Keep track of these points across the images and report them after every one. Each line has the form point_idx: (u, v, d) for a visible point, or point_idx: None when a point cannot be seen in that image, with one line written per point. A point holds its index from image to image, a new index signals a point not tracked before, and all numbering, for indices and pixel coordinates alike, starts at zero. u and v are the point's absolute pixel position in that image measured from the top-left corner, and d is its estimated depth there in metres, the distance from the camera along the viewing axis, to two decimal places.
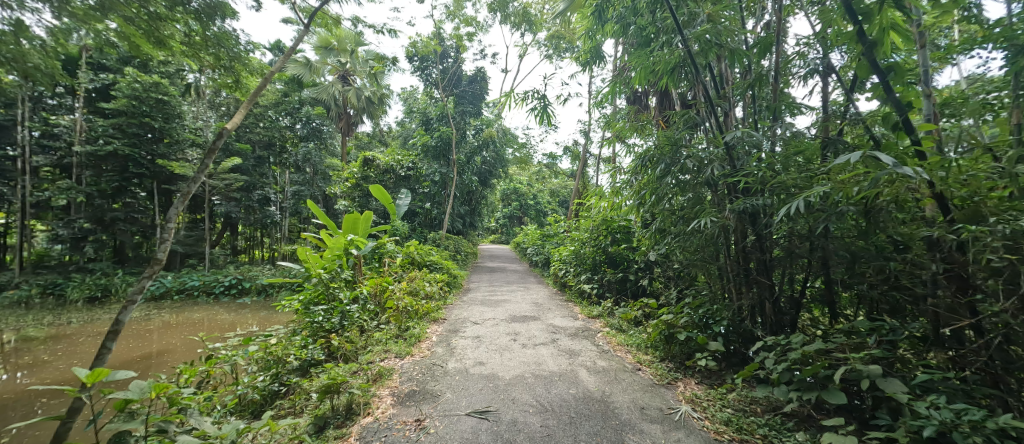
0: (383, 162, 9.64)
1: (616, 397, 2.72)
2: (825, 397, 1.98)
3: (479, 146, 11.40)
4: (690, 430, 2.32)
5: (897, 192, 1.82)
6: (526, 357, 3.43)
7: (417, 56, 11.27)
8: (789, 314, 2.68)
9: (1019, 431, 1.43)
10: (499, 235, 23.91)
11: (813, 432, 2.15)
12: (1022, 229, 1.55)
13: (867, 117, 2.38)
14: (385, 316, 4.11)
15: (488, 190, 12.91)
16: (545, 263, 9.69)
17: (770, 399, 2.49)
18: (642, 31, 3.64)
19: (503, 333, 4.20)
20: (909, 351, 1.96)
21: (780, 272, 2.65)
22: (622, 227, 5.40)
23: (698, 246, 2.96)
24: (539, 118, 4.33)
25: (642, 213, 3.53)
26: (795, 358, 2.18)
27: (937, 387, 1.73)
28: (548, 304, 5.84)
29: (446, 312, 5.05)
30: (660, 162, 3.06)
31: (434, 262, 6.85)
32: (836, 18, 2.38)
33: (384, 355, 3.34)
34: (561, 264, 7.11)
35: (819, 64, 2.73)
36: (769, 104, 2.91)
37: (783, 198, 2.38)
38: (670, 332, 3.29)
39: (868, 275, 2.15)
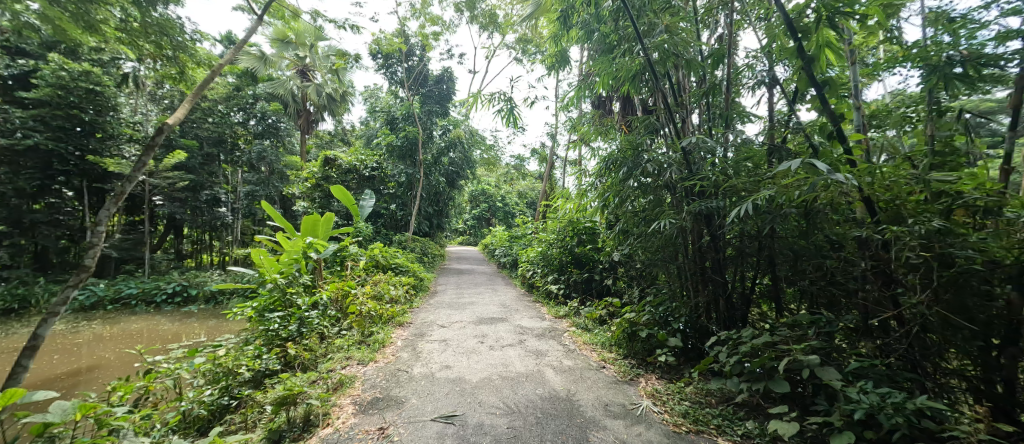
0: (345, 161, 9.28)
1: (581, 395, 2.77)
2: (771, 386, 2.12)
3: (446, 146, 11.25)
4: (651, 424, 2.40)
5: (832, 196, 1.98)
6: (493, 359, 3.43)
7: (380, 53, 10.96)
8: (740, 310, 2.85)
9: (932, 410, 1.60)
10: (467, 236, 23.74)
11: (761, 420, 2.30)
12: (933, 230, 1.74)
13: (808, 126, 2.58)
14: (348, 322, 3.97)
15: (456, 191, 12.76)
16: (513, 264, 9.72)
17: (724, 390, 2.63)
18: (606, 38, 3.74)
19: (470, 335, 4.17)
20: (844, 340, 2.13)
21: (733, 270, 2.81)
22: (587, 228, 5.52)
23: (658, 246, 3.09)
24: (506, 119, 4.35)
25: (606, 215, 3.63)
26: (745, 351, 2.32)
27: (867, 374, 1.90)
28: (515, 305, 5.86)
29: (412, 316, 4.95)
30: (623, 165, 3.16)
31: (399, 265, 6.69)
32: (780, 34, 2.57)
33: (346, 363, 3.22)
34: (529, 265, 7.15)
35: (765, 76, 2.93)
36: (723, 112, 3.09)
37: (734, 200, 2.53)
38: (632, 330, 3.41)
39: (809, 271, 2.33)
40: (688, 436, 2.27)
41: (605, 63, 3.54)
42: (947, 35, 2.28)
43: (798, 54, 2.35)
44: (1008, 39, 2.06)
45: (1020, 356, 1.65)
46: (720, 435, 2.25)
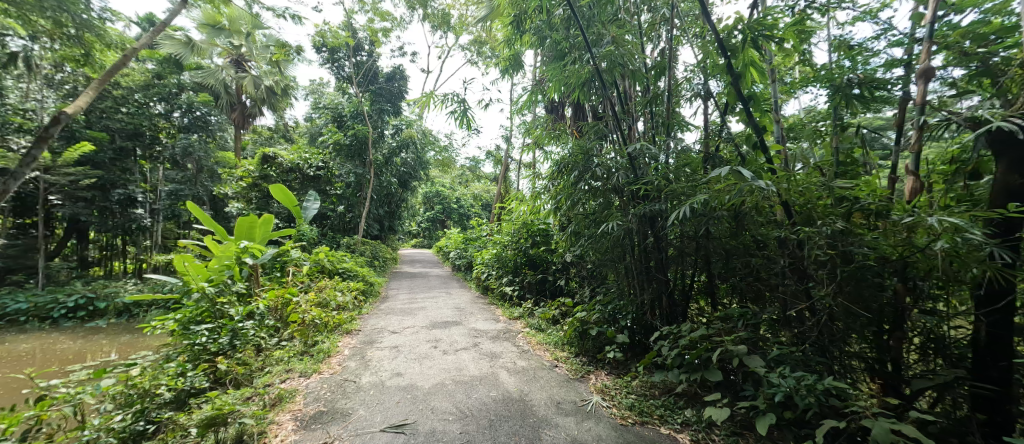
0: (286, 159, 8.60)
1: (534, 395, 2.81)
2: (707, 376, 2.29)
3: (398, 146, 10.91)
4: (600, 419, 2.50)
5: (756, 201, 2.18)
6: (446, 363, 3.38)
7: (326, 46, 10.41)
8: (680, 305, 3.04)
9: (837, 389, 1.81)
10: (421, 239, 23.19)
11: (698, 408, 2.47)
12: (837, 231, 1.98)
13: (737, 136, 2.83)
14: (288, 331, 3.71)
15: (408, 193, 12.41)
16: (468, 267, 9.63)
17: (666, 382, 2.79)
18: (558, 45, 3.84)
19: (423, 340, 4.08)
20: (767, 331, 2.36)
21: (674, 269, 2.99)
22: (541, 230, 5.62)
23: (606, 247, 3.23)
24: (459, 121, 4.31)
25: (559, 217, 3.73)
26: (685, 344, 2.48)
27: (786, 359, 2.11)
28: (470, 309, 5.81)
29: (361, 323, 4.74)
30: (574, 168, 3.28)
31: (347, 270, 6.37)
32: (713, 51, 2.80)
33: (285, 376, 3.01)
34: (484, 267, 7.14)
35: (701, 89, 3.18)
36: (665, 121, 3.29)
37: (675, 204, 2.71)
38: (583, 328, 3.54)
39: (739, 268, 2.54)
40: (634, 428, 2.39)
41: (556, 69, 3.66)
42: (847, 60, 2.60)
43: (727, 71, 2.58)
44: (893, 67, 2.39)
45: (904, 338, 1.92)
46: (663, 425, 2.39)
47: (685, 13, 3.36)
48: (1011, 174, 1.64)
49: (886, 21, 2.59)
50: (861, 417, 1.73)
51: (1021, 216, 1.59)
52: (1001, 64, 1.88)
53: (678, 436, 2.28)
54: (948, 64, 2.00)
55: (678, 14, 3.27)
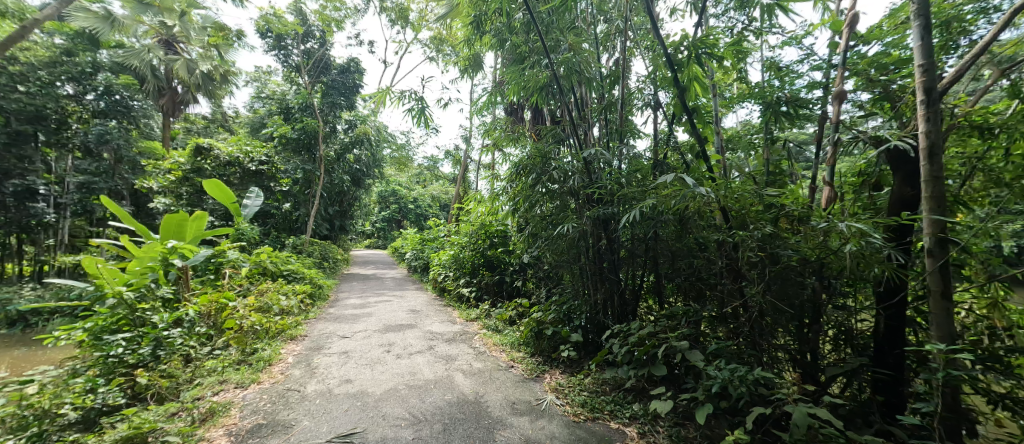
0: (223, 152, 7.81)
1: (489, 397, 2.82)
2: (653, 371, 2.42)
3: (352, 142, 10.55)
4: (553, 417, 2.55)
5: (698, 206, 2.34)
6: (400, 368, 3.29)
7: (271, 32, 9.76)
8: (631, 305, 3.19)
9: (764, 379, 1.99)
10: (375, 239, 22.45)
11: (644, 402, 2.61)
12: (767, 235, 2.17)
13: (683, 146, 3.03)
14: (223, 339, 3.43)
15: (362, 191, 11.94)
16: (425, 269, 9.44)
17: (616, 378, 2.91)
18: (517, 49, 3.89)
19: (376, 345, 3.94)
20: (707, 326, 2.53)
21: (625, 270, 3.13)
22: (499, 232, 5.64)
23: (562, 249, 3.31)
24: (416, 119, 4.22)
25: (517, 219, 3.77)
26: (633, 341, 2.61)
27: (723, 353, 2.28)
28: (425, 311, 5.69)
29: (307, 328, 4.48)
30: (532, 171, 3.33)
31: (292, 272, 5.99)
32: (661, 64, 2.97)
33: (219, 388, 2.78)
34: (441, 269, 7.03)
35: (651, 99, 3.34)
36: (618, 128, 3.44)
37: (626, 207, 2.84)
38: (539, 329, 3.60)
39: (683, 269, 2.71)
40: (586, 424, 2.46)
41: (515, 72, 3.71)
42: (777, 80, 2.86)
43: (673, 84, 2.75)
44: (814, 88, 2.67)
45: (820, 330, 2.15)
46: (613, 419, 2.49)
47: (637, 26, 3.54)
48: (905, 186, 1.90)
49: (808, 47, 2.88)
50: (784, 403, 1.91)
51: (912, 223, 1.84)
52: (898, 90, 2.16)
53: (627, 430, 2.38)
54: (857, 88, 2.27)
55: (631, 27, 3.44)
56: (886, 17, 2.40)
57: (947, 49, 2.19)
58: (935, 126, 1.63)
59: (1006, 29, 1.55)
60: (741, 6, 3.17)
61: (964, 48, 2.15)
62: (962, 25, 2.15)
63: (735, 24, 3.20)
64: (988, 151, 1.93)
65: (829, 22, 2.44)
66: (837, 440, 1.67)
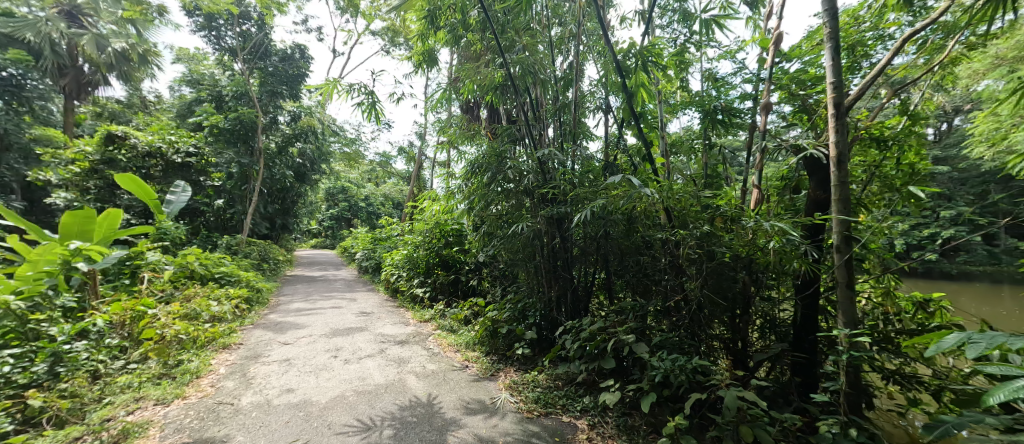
0: (142, 141, 6.98)
1: (443, 398, 2.78)
2: (603, 364, 2.52)
3: (294, 135, 9.99)
4: (506, 414, 2.57)
5: (645, 207, 2.46)
6: (348, 374, 3.14)
7: (200, 11, 8.89)
8: (583, 301, 3.28)
9: (702, 368, 2.13)
10: (323, 238, 21.43)
11: (594, 394, 2.70)
12: (706, 234, 2.32)
13: (631, 149, 3.18)
14: (140, 351, 3.07)
15: (307, 187, 11.26)
16: (376, 269, 9.12)
17: (568, 373, 2.99)
18: (472, 47, 3.88)
19: (322, 350, 3.74)
20: (652, 320, 2.68)
21: (578, 268, 3.22)
22: (454, 231, 5.57)
23: (517, 248, 3.33)
24: (366, 114, 4.04)
25: (472, 218, 3.74)
26: (585, 337, 2.70)
27: (666, 344, 2.42)
28: (377, 313, 5.49)
29: (243, 335, 4.15)
30: (487, 169, 3.33)
31: (225, 274, 5.50)
32: (612, 69, 3.10)
33: (135, 406, 2.48)
34: (393, 268, 6.82)
35: (603, 103, 3.47)
36: (571, 130, 3.53)
37: (578, 207, 2.93)
38: (494, 327, 3.61)
39: (631, 266, 2.83)
40: (539, 420, 2.51)
41: (470, 70, 3.69)
42: (714, 90, 3.08)
43: (621, 89, 2.87)
44: (745, 99, 2.90)
45: (749, 320, 2.35)
46: (564, 413, 2.56)
47: (590, 32, 3.66)
48: (819, 190, 2.12)
49: (740, 61, 3.13)
50: (718, 388, 2.06)
51: (824, 223, 2.07)
52: (814, 104, 2.42)
53: (578, 422, 2.45)
54: (781, 101, 2.52)
55: (584, 32, 3.55)
56: (805, 38, 2.68)
57: (852, 69, 2.48)
58: (843, 137, 1.84)
59: (898, 55, 1.77)
60: (683, 18, 3.38)
61: (866, 70, 2.46)
62: (865, 49, 2.45)
63: (679, 35, 3.41)
64: (884, 160, 2.22)
65: (759, 40, 2.67)
66: (763, 420, 1.83)
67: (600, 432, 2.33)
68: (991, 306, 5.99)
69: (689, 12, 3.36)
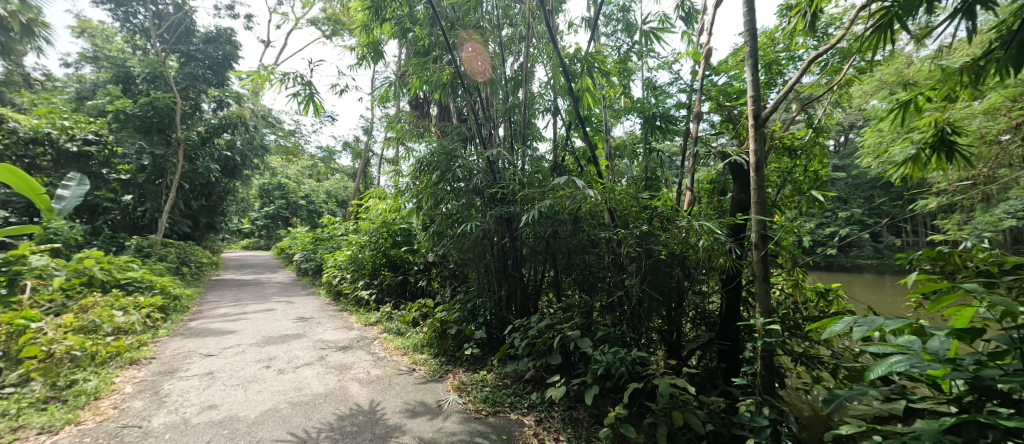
0: (25, 127, 5.97)
1: (387, 404, 2.68)
2: (549, 360, 2.58)
3: (221, 125, 9.02)
4: (454, 416, 2.54)
5: (590, 207, 2.55)
6: (282, 385, 2.92)
7: None
8: (533, 299, 3.33)
9: (640, 359, 2.25)
10: (256, 239, 19.82)
11: (541, 390, 2.75)
12: (646, 232, 2.45)
13: (578, 151, 3.29)
14: (20, 373, 2.62)
15: (237, 183, 10.32)
16: (317, 271, 8.57)
17: (517, 371, 3.02)
18: (420, 42, 3.79)
19: (251, 360, 3.44)
20: (596, 315, 2.78)
21: (528, 266, 3.27)
22: (403, 230, 5.39)
23: (466, 247, 3.31)
24: (304, 106, 3.79)
25: (421, 217, 3.63)
26: (532, 334, 2.74)
27: (608, 338, 2.52)
28: (317, 318, 5.17)
29: (156, 348, 3.70)
30: (436, 168, 3.28)
31: (134, 280, 4.86)
32: (560, 73, 3.18)
33: (11, 437, 2.11)
34: (336, 270, 6.47)
35: (552, 106, 3.55)
36: (521, 131, 3.57)
37: (527, 207, 2.98)
38: (443, 329, 3.54)
39: (577, 263, 2.92)
40: (487, 419, 2.51)
41: (417, 65, 3.60)
42: (653, 98, 3.27)
43: (568, 92, 2.95)
44: (681, 108, 3.12)
45: (682, 313, 2.52)
46: (512, 411, 2.58)
47: (539, 35, 3.71)
48: (741, 193, 2.33)
49: (676, 72, 3.36)
50: (653, 378, 2.19)
51: (744, 223, 2.28)
52: (737, 115, 2.67)
53: (525, 419, 2.49)
54: (710, 111, 2.75)
55: (534, 34, 3.59)
56: (730, 55, 2.94)
57: (770, 85, 2.76)
58: (760, 145, 2.04)
59: (806, 74, 1.99)
60: (626, 29, 3.56)
61: (781, 86, 2.76)
62: (779, 68, 2.74)
63: (622, 44, 3.58)
64: (794, 167, 2.51)
65: (692, 53, 2.88)
66: (692, 404, 1.98)
67: (546, 427, 2.38)
68: (878, 294, 6.99)
69: (631, 23, 3.54)
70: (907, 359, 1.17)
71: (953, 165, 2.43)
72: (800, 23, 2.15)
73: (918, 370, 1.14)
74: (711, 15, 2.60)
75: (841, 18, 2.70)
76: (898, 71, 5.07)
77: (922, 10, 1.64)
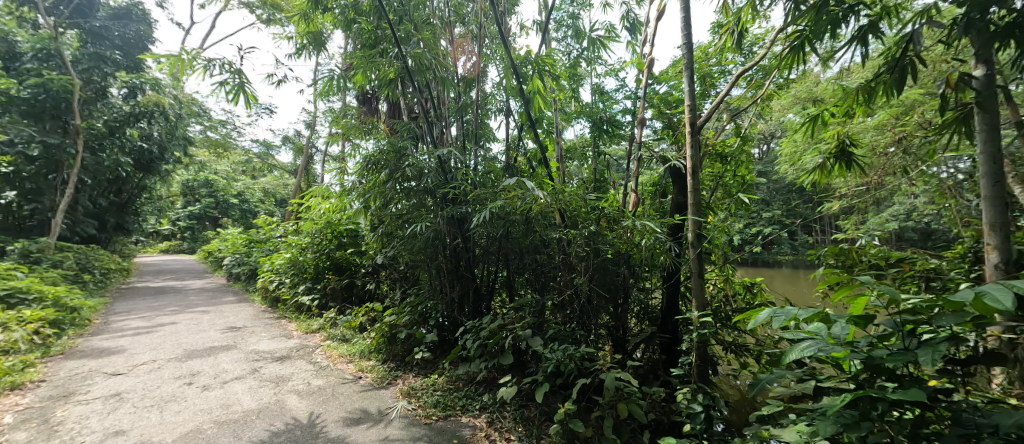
0: None
1: (329, 415, 2.53)
2: (501, 360, 2.59)
3: (133, 114, 7.87)
4: (403, 422, 2.46)
5: (541, 209, 2.60)
6: (206, 403, 2.64)
7: None
8: (485, 300, 3.32)
9: (588, 356, 2.32)
10: (179, 242, 17.88)
11: (492, 391, 2.75)
12: (594, 232, 2.54)
13: (529, 153, 3.34)
14: None
15: (154, 178, 9.23)
16: (251, 276, 7.91)
17: (468, 373, 2.99)
18: (365, 34, 3.63)
19: (169, 378, 3.09)
20: (547, 314, 2.83)
21: (480, 267, 3.26)
22: (349, 231, 5.14)
23: (417, 249, 3.23)
24: (234, 96, 3.48)
25: (369, 217, 3.49)
26: (484, 335, 2.73)
27: (558, 336, 2.58)
28: (251, 327, 4.78)
29: (47, 369, 3.19)
30: (385, 166, 3.16)
31: (18, 291, 4.17)
32: (511, 74, 3.20)
33: None
34: (274, 274, 6.01)
35: (504, 107, 3.58)
36: (473, 130, 3.55)
37: (479, 207, 2.97)
38: (392, 333, 3.42)
39: (529, 263, 2.95)
40: (437, 424, 2.45)
41: (363, 58, 3.45)
42: (600, 103, 3.42)
43: (520, 94, 2.98)
44: (626, 113, 3.28)
45: (627, 309, 2.64)
46: (463, 414, 2.55)
47: (492, 35, 3.72)
48: (680, 195, 2.50)
49: (622, 79, 3.53)
50: (600, 372, 2.28)
51: (682, 223, 2.45)
52: (676, 122, 2.86)
53: (476, 421, 2.47)
54: (653, 117, 2.93)
55: (486, 34, 3.59)
56: (670, 66, 3.14)
57: (705, 96, 2.99)
58: (696, 152, 2.20)
59: (734, 88, 2.17)
60: (575, 35, 3.67)
61: (714, 97, 3.00)
62: (712, 80, 2.97)
63: (572, 50, 3.69)
64: (725, 171, 2.74)
65: (636, 62, 3.04)
66: (636, 395, 2.08)
67: (497, 427, 2.38)
68: (795, 286, 7.82)
69: (580, 30, 3.66)
70: (816, 343, 1.31)
71: (852, 173, 2.79)
72: (728, 40, 2.35)
73: (824, 353, 1.29)
74: (653, 28, 2.75)
75: (763, 39, 2.99)
76: (809, 88, 5.71)
77: (827, 36, 1.86)
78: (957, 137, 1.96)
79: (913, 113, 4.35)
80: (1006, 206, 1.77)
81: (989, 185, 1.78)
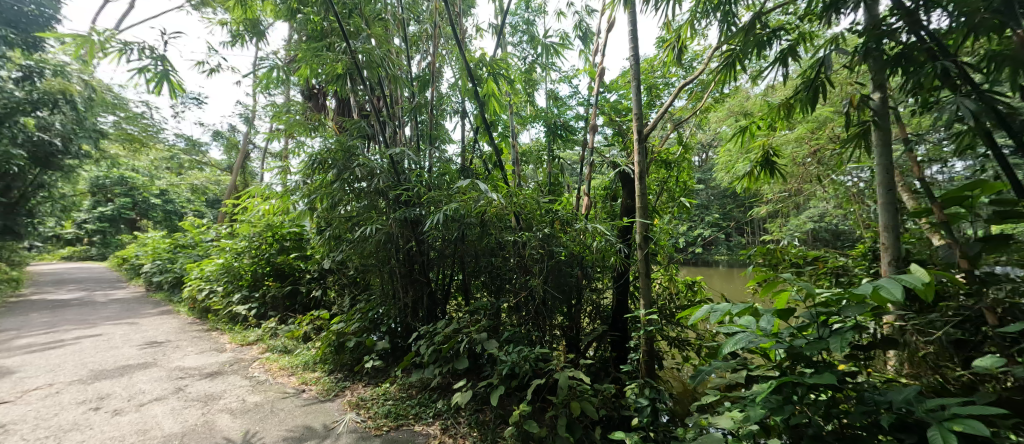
0: None
1: (267, 434, 2.35)
2: (456, 365, 2.56)
3: (31, 101, 6.88)
4: (352, 435, 2.35)
5: (496, 211, 2.61)
6: (118, 429, 2.35)
7: None
8: (440, 304, 3.26)
9: (543, 357, 2.35)
10: None
11: (447, 397, 2.70)
12: (549, 234, 2.58)
13: (486, 155, 3.34)
14: None
15: (54, 174, 8.06)
16: (176, 285, 7.15)
17: (422, 380, 2.92)
18: (311, 25, 3.45)
19: (71, 404, 2.70)
20: (503, 317, 2.83)
21: (435, 271, 3.19)
22: (292, 235, 4.83)
23: (368, 252, 3.11)
24: (156, 84, 3.15)
25: (315, 219, 3.31)
26: (438, 341, 2.69)
27: (513, 338, 2.59)
28: (177, 341, 4.32)
29: None
30: (332, 165, 3.02)
31: None
32: (467, 76, 3.20)
33: None
34: (204, 282, 5.49)
35: (459, 108, 3.55)
36: (428, 131, 3.49)
37: (433, 209, 2.92)
38: (339, 341, 3.25)
39: (484, 266, 2.94)
40: (388, 435, 2.37)
41: (309, 51, 3.26)
42: (554, 108, 3.50)
43: (474, 96, 2.98)
44: (580, 120, 3.40)
45: (580, 309, 2.71)
46: (417, 422, 2.49)
47: (448, 36, 3.69)
48: (628, 198, 2.62)
49: (575, 86, 3.65)
50: (554, 372, 2.32)
51: (631, 225, 2.56)
52: (625, 130, 3.01)
53: (429, 428, 2.42)
54: (604, 124, 3.06)
55: (441, 34, 3.56)
56: (620, 76, 3.29)
57: (652, 105, 3.17)
58: (642, 158, 2.32)
59: (676, 99, 2.31)
60: (530, 40, 3.74)
61: (659, 107, 3.18)
62: (657, 91, 3.16)
63: (527, 55, 3.75)
64: (668, 177, 2.91)
65: (588, 70, 3.16)
66: (587, 393, 2.15)
67: (452, 433, 2.35)
68: (731, 284, 8.43)
69: (535, 35, 3.73)
70: (747, 336, 1.43)
71: (778, 180, 3.08)
72: (670, 54, 2.51)
73: (753, 345, 1.41)
74: (604, 38, 2.88)
75: (702, 55, 3.23)
76: (741, 102, 6.25)
77: (755, 56, 2.05)
78: (859, 149, 2.24)
79: (825, 128, 4.91)
80: (897, 211, 2.03)
81: (885, 191, 2.03)
